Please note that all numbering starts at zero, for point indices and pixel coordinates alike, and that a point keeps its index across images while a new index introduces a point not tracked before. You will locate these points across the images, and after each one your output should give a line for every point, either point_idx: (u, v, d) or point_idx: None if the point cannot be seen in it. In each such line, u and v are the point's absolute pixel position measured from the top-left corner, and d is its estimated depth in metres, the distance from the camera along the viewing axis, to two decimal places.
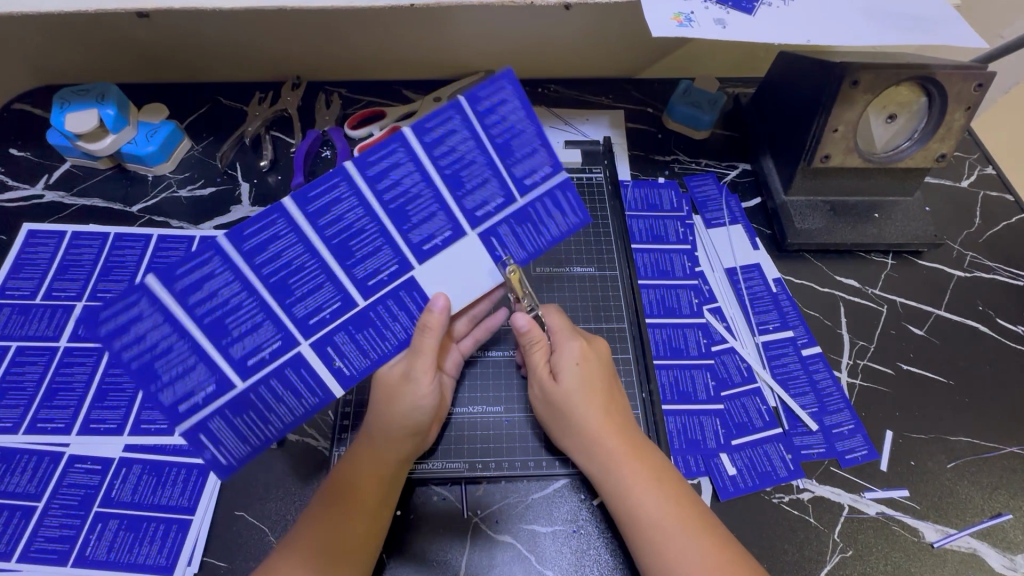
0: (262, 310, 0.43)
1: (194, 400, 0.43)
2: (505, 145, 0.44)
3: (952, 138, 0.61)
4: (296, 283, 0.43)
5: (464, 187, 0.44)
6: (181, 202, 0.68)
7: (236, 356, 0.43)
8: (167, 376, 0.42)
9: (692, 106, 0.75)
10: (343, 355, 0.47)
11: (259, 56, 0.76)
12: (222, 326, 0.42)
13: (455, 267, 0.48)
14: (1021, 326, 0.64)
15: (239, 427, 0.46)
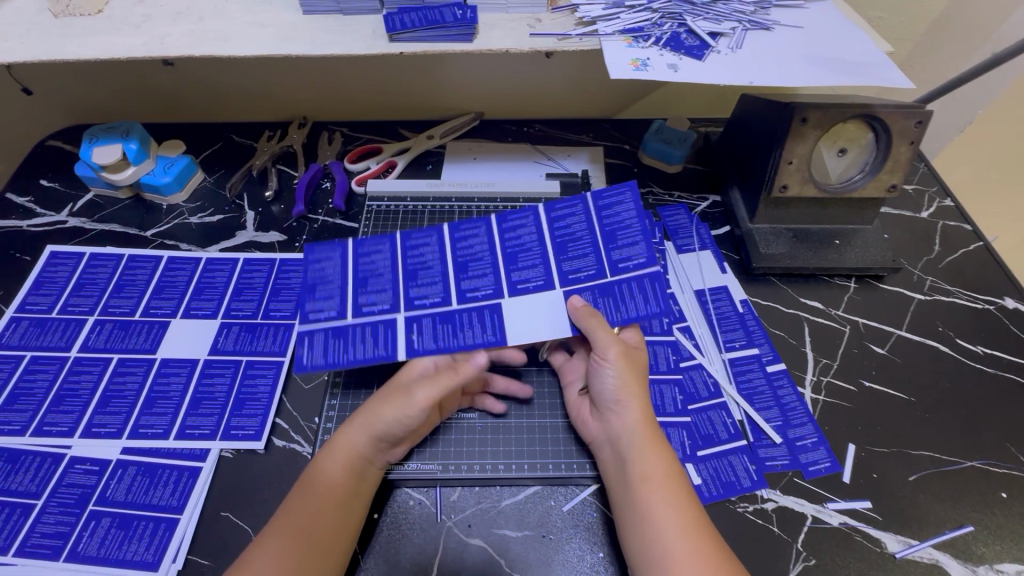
0: (392, 284, 0.60)
1: (321, 316, 0.58)
2: (611, 234, 0.60)
3: (901, 169, 0.66)
4: (422, 275, 0.60)
5: (568, 254, 0.60)
6: (191, 228, 0.74)
7: (359, 303, 0.58)
8: (317, 295, 0.59)
9: (664, 142, 0.82)
10: (420, 332, 0.57)
11: (270, 98, 0.84)
12: (363, 282, 0.59)
13: (534, 308, 0.58)
14: (980, 346, 0.66)
15: (330, 347, 0.56)
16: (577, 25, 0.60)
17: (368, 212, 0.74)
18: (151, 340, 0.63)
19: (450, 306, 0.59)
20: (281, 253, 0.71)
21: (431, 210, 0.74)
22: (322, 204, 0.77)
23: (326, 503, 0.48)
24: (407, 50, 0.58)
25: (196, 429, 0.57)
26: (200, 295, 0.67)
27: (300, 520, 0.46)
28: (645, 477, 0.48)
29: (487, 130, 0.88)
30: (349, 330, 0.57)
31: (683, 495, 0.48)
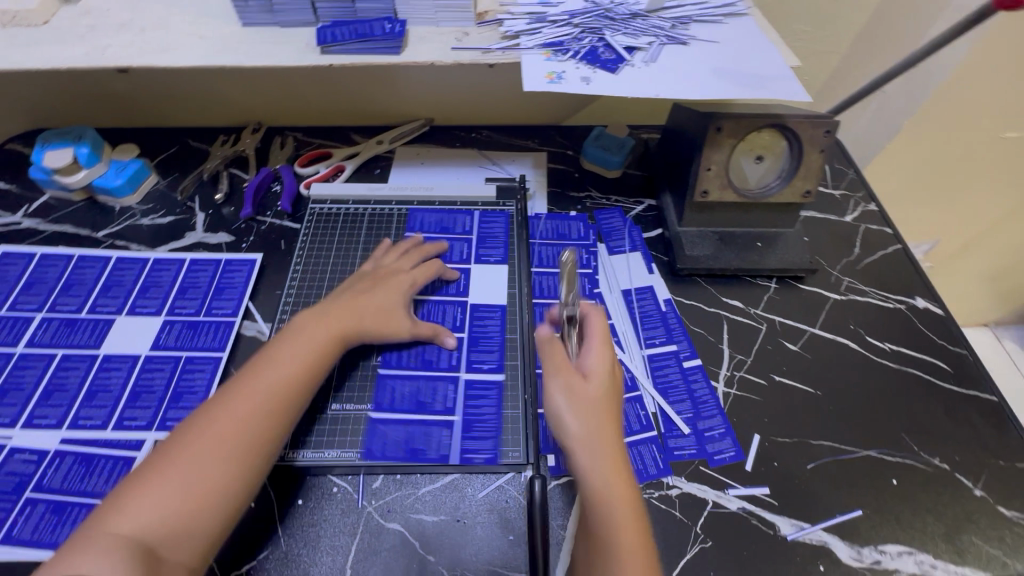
0: (427, 380, 0.63)
1: (445, 441, 0.59)
2: (482, 237, 0.76)
3: (813, 177, 0.70)
4: (428, 356, 0.65)
5: (485, 244, 0.75)
6: (142, 229, 0.77)
7: (442, 408, 0.61)
8: (429, 447, 0.59)
9: (603, 149, 0.85)
10: (481, 361, 0.65)
11: (223, 104, 0.87)
12: (420, 402, 0.62)
13: (483, 287, 0.71)
14: (887, 343, 0.70)
15: (482, 436, 0.60)
16: (501, 39, 0.64)
17: (312, 214, 0.77)
18: (96, 336, 0.66)
19: (466, 333, 0.67)
20: (228, 254, 0.74)
21: (371, 213, 0.77)
22: (270, 207, 0.80)
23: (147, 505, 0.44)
24: (338, 62, 0.62)
25: (133, 420, 0.60)
26: (146, 293, 0.70)
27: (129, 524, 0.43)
28: (600, 494, 0.47)
29: (436, 135, 0.92)
30: (472, 424, 0.61)
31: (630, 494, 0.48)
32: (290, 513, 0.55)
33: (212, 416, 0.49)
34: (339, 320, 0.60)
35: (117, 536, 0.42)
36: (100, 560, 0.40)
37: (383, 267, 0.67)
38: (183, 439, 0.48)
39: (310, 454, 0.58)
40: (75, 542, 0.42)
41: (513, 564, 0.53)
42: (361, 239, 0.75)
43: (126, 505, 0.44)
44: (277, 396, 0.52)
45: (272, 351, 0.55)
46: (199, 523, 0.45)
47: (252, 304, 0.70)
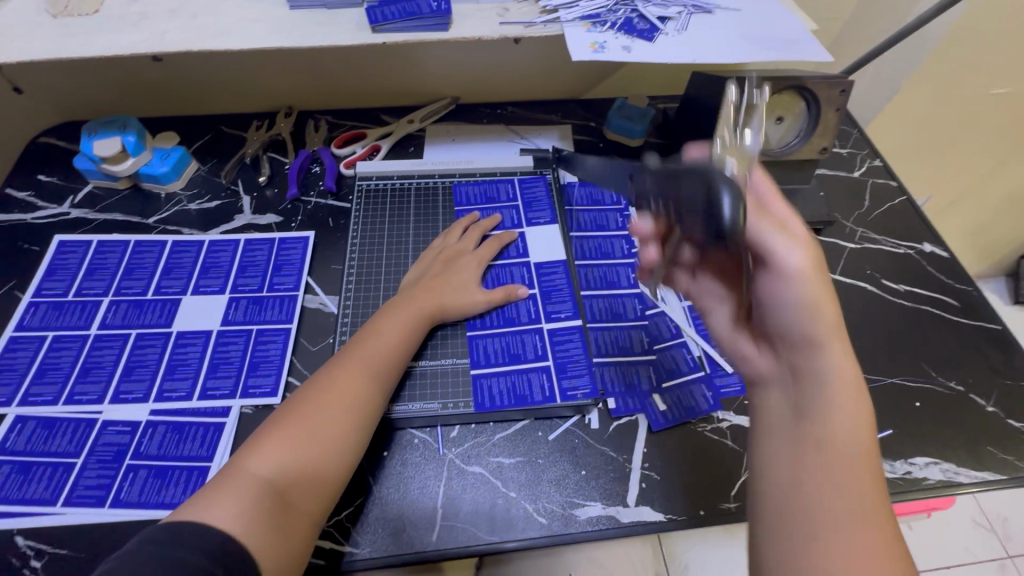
0: (513, 334, 0.68)
1: (547, 387, 0.64)
2: (530, 202, 0.80)
3: (830, 133, 0.76)
4: (509, 313, 0.69)
5: (532, 208, 0.80)
6: (190, 214, 0.80)
7: (531, 357, 0.66)
8: (529, 392, 0.64)
9: (626, 118, 0.90)
10: (557, 313, 0.70)
11: (255, 90, 0.89)
12: (512, 354, 0.66)
13: (544, 248, 0.76)
14: (901, 284, 0.77)
15: (575, 378, 0.65)
16: (541, 12, 0.67)
17: (358, 192, 0.80)
18: (166, 316, 0.69)
19: (538, 289, 0.72)
20: (280, 233, 0.77)
21: (417, 187, 0.81)
22: (313, 187, 0.83)
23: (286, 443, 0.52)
24: (390, 40, 0.65)
25: (216, 390, 0.63)
26: (207, 274, 0.73)
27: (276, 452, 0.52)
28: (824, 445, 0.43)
29: (463, 112, 0.95)
30: (566, 364, 0.66)
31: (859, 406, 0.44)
32: (378, 463, 0.60)
33: (337, 376, 0.58)
34: (426, 299, 0.66)
35: (255, 477, 0.50)
36: (243, 497, 0.48)
37: (454, 248, 0.73)
38: (304, 401, 0.55)
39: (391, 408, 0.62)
40: (218, 481, 0.50)
41: (589, 495, 0.59)
42: (412, 212, 0.79)
43: (261, 452, 0.51)
44: (380, 370, 0.60)
45: (373, 329, 0.62)
46: (318, 474, 0.52)
47: (311, 279, 0.73)
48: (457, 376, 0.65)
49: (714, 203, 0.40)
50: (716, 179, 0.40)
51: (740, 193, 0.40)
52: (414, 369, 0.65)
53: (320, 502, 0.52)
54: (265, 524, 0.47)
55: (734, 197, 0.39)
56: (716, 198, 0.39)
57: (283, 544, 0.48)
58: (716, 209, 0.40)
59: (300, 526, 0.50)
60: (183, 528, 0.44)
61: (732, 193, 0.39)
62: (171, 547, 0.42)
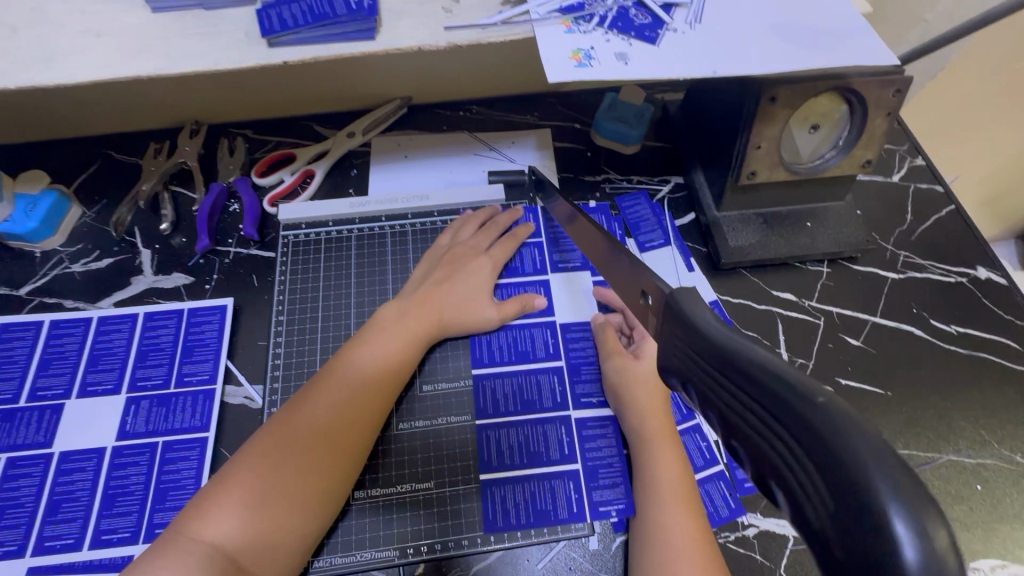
0: (535, 424, 0.54)
1: (574, 499, 0.51)
2: (554, 240, 0.64)
3: (876, 144, 0.59)
4: (529, 394, 0.56)
5: (557, 246, 0.64)
6: (74, 279, 0.63)
7: (556, 457, 0.53)
8: (552, 507, 0.51)
9: (618, 121, 0.72)
10: (590, 393, 0.56)
11: (148, 105, 0.70)
12: (532, 452, 0.53)
13: (569, 302, 0.61)
14: (953, 325, 0.64)
15: (607, 484, 0.52)
16: (503, 5, 0.49)
17: (286, 242, 0.63)
18: (44, 430, 0.54)
19: (564, 361, 0.57)
20: (189, 301, 0.61)
21: (358, 235, 0.64)
22: (232, 232, 0.66)
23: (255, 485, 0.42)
24: (290, 58, 0.46)
25: (113, 532, 0.50)
26: (97, 366, 0.57)
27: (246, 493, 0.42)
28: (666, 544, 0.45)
29: (418, 117, 0.76)
30: (598, 468, 0.52)
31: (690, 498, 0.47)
32: None
33: (317, 397, 0.47)
34: (422, 314, 0.55)
35: (205, 537, 0.39)
36: (191, 565, 0.38)
37: (463, 249, 0.61)
38: (270, 437, 0.44)
39: (338, 560, 0.48)
40: (167, 538, 0.40)
41: None
42: (353, 270, 0.62)
43: (214, 504, 0.41)
44: (367, 396, 0.49)
45: (355, 349, 0.52)
46: (286, 530, 0.42)
47: (232, 363, 0.58)
48: (456, 436, 0.53)
49: (868, 523, 0.18)
50: (875, 485, 0.17)
51: (929, 510, 0.17)
52: (375, 497, 0.50)
53: (283, 567, 0.42)
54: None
55: (918, 532, 0.17)
56: (871, 516, 0.17)
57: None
58: (868, 542, 0.18)
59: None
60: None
61: (912, 512, 0.17)
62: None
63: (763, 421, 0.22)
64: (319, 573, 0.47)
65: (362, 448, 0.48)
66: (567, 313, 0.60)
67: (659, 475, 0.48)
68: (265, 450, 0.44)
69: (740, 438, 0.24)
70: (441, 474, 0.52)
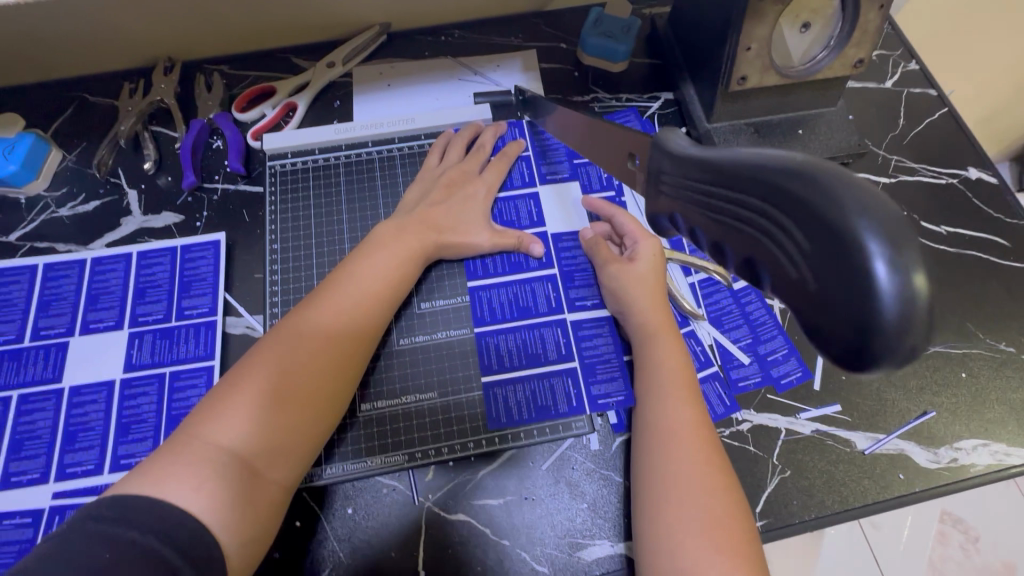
0: (530, 329, 0.56)
1: (571, 398, 0.53)
2: (543, 152, 0.64)
3: (869, 40, 0.57)
4: (525, 301, 0.57)
5: (546, 159, 0.63)
6: (63, 223, 0.62)
7: (554, 357, 0.55)
8: (550, 405, 0.53)
9: (605, 36, 0.70)
10: (584, 298, 0.57)
11: (117, 42, 0.67)
12: (531, 354, 0.55)
13: (562, 213, 0.61)
14: (943, 226, 0.65)
15: (602, 381, 0.54)
16: None
17: (272, 173, 0.63)
18: (52, 367, 0.55)
19: (557, 269, 0.58)
20: (182, 238, 0.61)
21: (346, 161, 0.63)
22: (217, 168, 0.65)
23: (259, 395, 0.43)
24: None
25: (131, 457, 0.52)
26: (96, 305, 0.58)
27: (249, 404, 0.42)
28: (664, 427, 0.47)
29: (398, 45, 0.74)
30: (595, 366, 0.54)
31: (689, 382, 0.49)
32: (343, 527, 0.49)
33: (311, 312, 0.48)
34: (421, 234, 0.55)
35: (215, 443, 0.40)
36: (204, 470, 0.39)
37: (457, 171, 0.60)
38: (271, 348, 0.45)
39: (349, 467, 0.51)
40: (173, 444, 0.40)
41: (596, 531, 0.50)
42: (343, 198, 0.62)
43: (220, 413, 0.41)
44: (364, 313, 0.50)
45: (350, 269, 0.52)
46: (296, 436, 0.44)
47: (230, 296, 0.59)
48: (457, 347, 0.55)
49: (843, 268, 0.19)
50: (853, 219, 0.19)
51: (911, 252, 0.18)
52: (377, 408, 0.52)
53: (296, 469, 0.44)
54: (228, 499, 0.39)
55: (896, 266, 0.18)
56: (849, 258, 0.19)
57: (248, 524, 0.40)
58: (846, 282, 0.19)
59: (270, 498, 0.42)
60: (128, 501, 0.36)
61: (889, 247, 0.18)
62: (112, 525, 0.34)
63: (752, 207, 0.23)
64: (333, 479, 0.50)
65: (360, 361, 0.49)
66: (559, 225, 0.60)
67: (662, 367, 0.50)
68: (263, 365, 0.44)
69: (731, 237, 0.25)
70: (443, 384, 0.53)
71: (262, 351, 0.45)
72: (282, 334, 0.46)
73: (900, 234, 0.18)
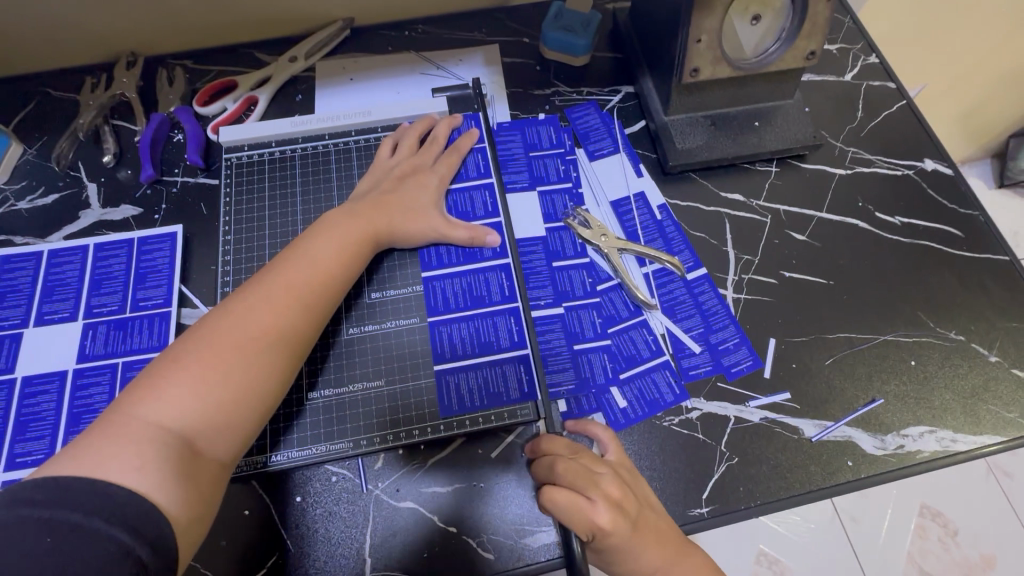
0: (482, 318, 0.56)
1: (521, 386, 0.53)
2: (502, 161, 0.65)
3: (819, 32, 0.58)
4: (478, 290, 0.57)
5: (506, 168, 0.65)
6: (22, 216, 0.63)
7: (506, 346, 0.55)
8: (501, 392, 0.53)
9: (565, 31, 0.71)
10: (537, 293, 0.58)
11: (79, 37, 0.67)
12: (483, 342, 0.55)
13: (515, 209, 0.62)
14: (898, 216, 0.65)
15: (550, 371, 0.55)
16: None
17: (229, 165, 0.63)
18: (6, 357, 0.55)
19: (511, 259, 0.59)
20: (139, 230, 0.61)
21: (303, 154, 0.63)
22: (177, 161, 0.65)
23: (199, 373, 0.42)
24: None
25: None
26: (52, 296, 0.58)
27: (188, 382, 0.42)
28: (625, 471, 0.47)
29: (361, 40, 0.74)
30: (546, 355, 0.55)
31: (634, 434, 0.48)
32: (291, 514, 0.50)
33: (254, 294, 0.47)
34: (373, 218, 0.55)
35: (155, 422, 0.40)
36: (146, 449, 0.38)
37: (409, 163, 0.61)
38: (211, 329, 0.45)
39: (296, 454, 0.51)
40: (106, 424, 0.39)
41: (542, 519, 0.50)
42: (299, 189, 0.62)
43: (159, 391, 0.41)
44: (315, 294, 0.49)
45: (299, 250, 0.51)
46: (240, 414, 0.43)
47: (186, 288, 0.59)
48: (408, 334, 0.55)
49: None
50: None
51: None
52: (327, 396, 0.53)
53: (238, 446, 0.44)
54: (173, 476, 0.38)
55: None
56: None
57: (195, 502, 0.39)
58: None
59: (212, 475, 0.42)
60: (63, 482, 0.34)
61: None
62: (49, 509, 0.33)
63: None
64: (279, 466, 0.50)
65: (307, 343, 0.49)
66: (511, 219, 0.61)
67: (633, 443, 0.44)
68: (205, 346, 0.44)
69: None
70: (392, 371, 0.54)
71: (201, 332, 0.45)
72: (221, 316, 0.46)
73: None
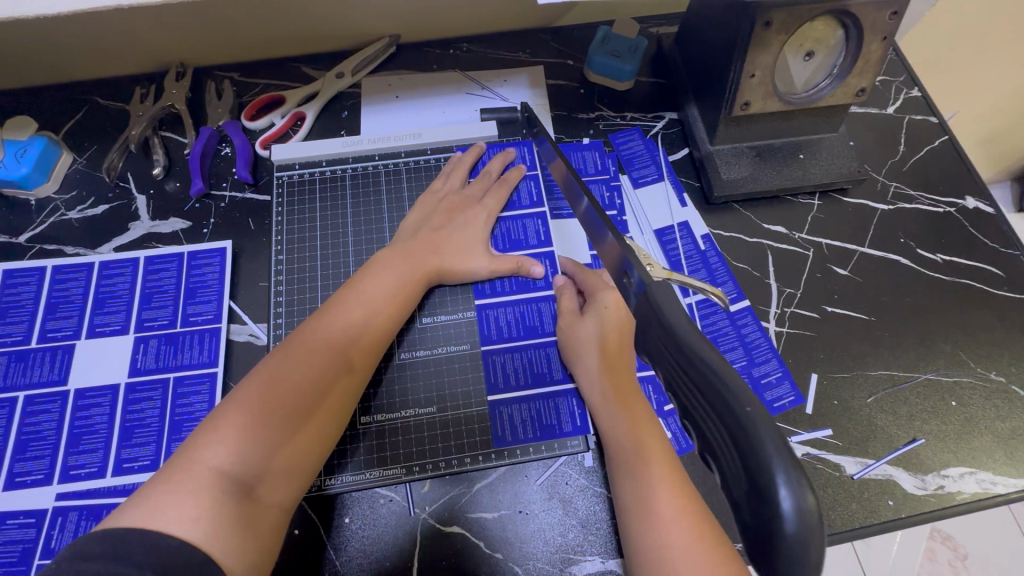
0: (534, 349, 0.57)
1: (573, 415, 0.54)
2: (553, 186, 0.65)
3: (871, 71, 0.58)
4: (531, 320, 0.58)
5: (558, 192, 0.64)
6: (72, 226, 0.63)
7: (558, 377, 0.55)
8: (553, 422, 0.54)
9: (612, 55, 0.71)
10: None
11: (130, 49, 0.68)
12: (536, 373, 0.56)
13: (564, 238, 0.62)
14: (939, 254, 0.65)
15: None
16: None
17: (280, 184, 0.64)
18: (58, 369, 0.56)
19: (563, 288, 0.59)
20: (189, 244, 0.62)
21: (352, 174, 0.65)
22: (225, 175, 0.65)
23: (260, 414, 0.42)
24: None
25: (134, 461, 0.52)
26: (103, 308, 0.59)
27: (249, 420, 0.41)
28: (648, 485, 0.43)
29: (406, 57, 0.75)
30: None
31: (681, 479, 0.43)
32: (340, 535, 0.50)
33: (310, 332, 0.48)
34: (424, 256, 0.56)
35: (215, 468, 0.39)
36: (202, 497, 0.37)
37: (458, 195, 0.62)
38: (272, 365, 0.45)
39: (346, 479, 0.52)
40: (169, 471, 0.39)
41: (586, 547, 0.50)
42: (348, 209, 0.63)
43: (219, 435, 0.40)
44: (369, 331, 0.51)
45: (355, 289, 0.52)
46: (296, 456, 0.43)
47: (235, 304, 0.60)
48: (458, 361, 0.56)
49: (761, 496, 0.27)
50: (768, 444, 0.27)
51: (799, 475, 0.26)
52: (378, 423, 0.53)
53: (295, 492, 0.43)
54: (227, 524, 0.37)
55: (794, 488, 0.26)
56: (765, 492, 0.26)
57: (252, 551, 0.38)
58: (765, 503, 0.26)
59: (270, 523, 0.41)
60: (118, 535, 0.34)
61: (791, 476, 0.26)
62: (103, 564, 0.32)
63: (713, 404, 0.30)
64: (333, 490, 0.51)
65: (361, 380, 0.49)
66: (560, 252, 0.62)
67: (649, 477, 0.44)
68: (264, 386, 0.44)
69: (690, 408, 0.31)
70: (443, 399, 0.55)
71: (260, 370, 0.45)
72: (280, 353, 0.46)
73: (797, 470, 0.26)
